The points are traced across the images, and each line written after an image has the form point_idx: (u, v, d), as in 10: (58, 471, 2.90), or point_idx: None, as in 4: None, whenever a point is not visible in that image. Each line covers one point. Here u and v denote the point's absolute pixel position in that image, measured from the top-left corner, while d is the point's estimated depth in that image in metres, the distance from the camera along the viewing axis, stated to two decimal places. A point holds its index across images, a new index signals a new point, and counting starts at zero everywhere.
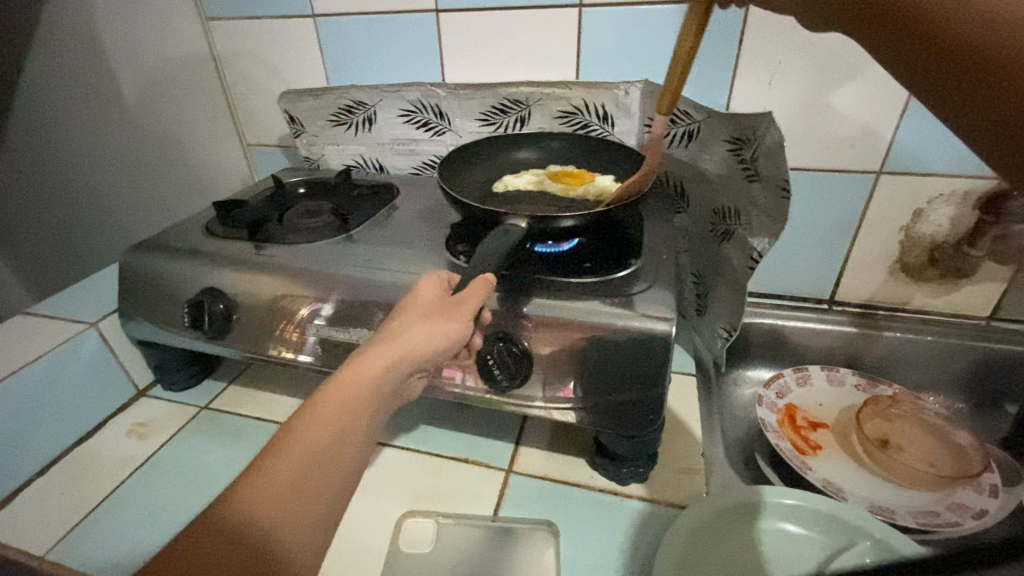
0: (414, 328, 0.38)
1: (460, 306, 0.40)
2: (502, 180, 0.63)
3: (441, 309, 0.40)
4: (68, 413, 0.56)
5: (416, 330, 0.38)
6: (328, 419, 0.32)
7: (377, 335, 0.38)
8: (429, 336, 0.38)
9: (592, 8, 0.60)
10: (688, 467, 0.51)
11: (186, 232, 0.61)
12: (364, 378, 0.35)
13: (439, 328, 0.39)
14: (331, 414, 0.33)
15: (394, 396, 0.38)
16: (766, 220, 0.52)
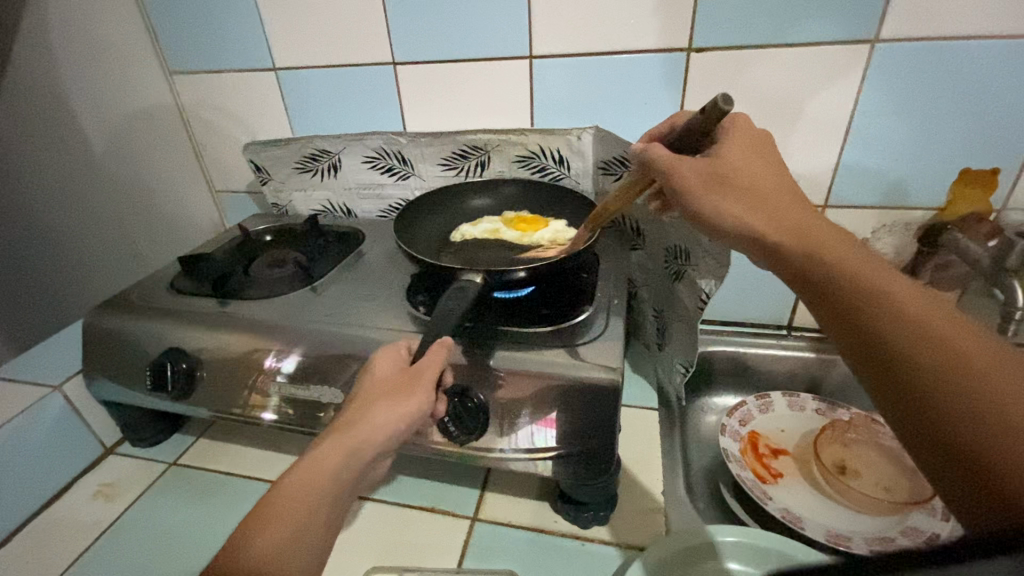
0: (375, 408, 0.40)
1: (419, 380, 0.42)
2: (460, 230, 0.68)
3: (402, 387, 0.41)
4: (32, 479, 0.56)
5: (377, 409, 0.40)
6: (316, 480, 0.36)
7: (338, 423, 0.40)
8: (392, 413, 0.40)
9: (541, 60, 0.63)
10: (648, 506, 0.53)
11: (151, 290, 0.62)
12: (330, 459, 0.37)
13: (402, 405, 0.40)
14: (318, 476, 0.36)
15: (363, 477, 0.39)
16: (712, 263, 0.54)
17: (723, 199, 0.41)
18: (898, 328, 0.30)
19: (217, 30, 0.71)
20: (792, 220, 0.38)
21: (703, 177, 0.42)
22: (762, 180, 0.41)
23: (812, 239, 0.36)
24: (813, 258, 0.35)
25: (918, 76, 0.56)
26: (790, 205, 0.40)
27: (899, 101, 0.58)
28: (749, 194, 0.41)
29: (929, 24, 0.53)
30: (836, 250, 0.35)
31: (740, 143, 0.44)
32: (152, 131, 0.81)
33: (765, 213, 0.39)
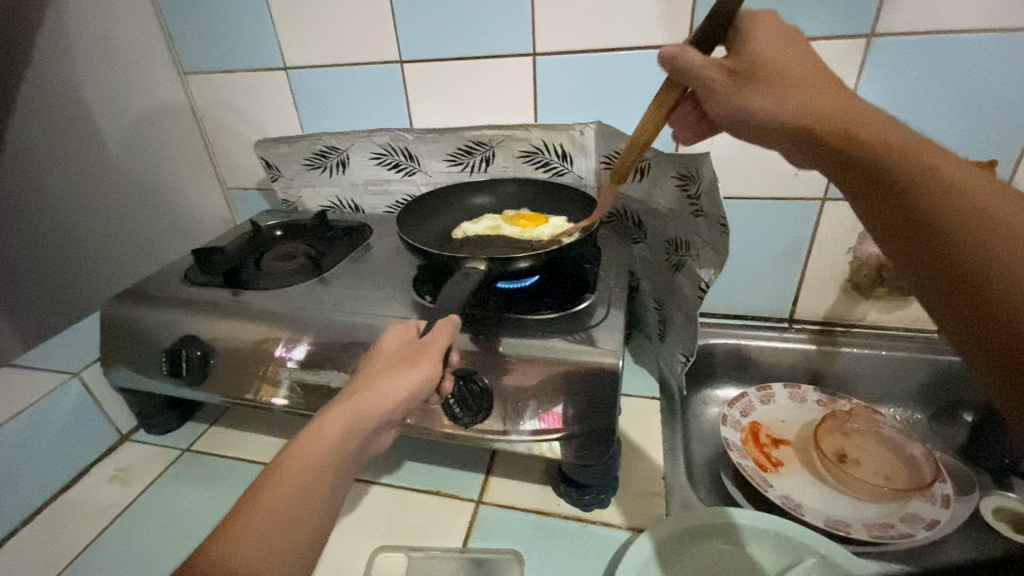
0: (384, 378, 0.41)
1: (427, 351, 0.43)
2: (460, 228, 0.68)
3: (409, 358, 0.42)
4: (52, 462, 0.58)
5: (384, 379, 0.40)
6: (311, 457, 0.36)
7: (344, 392, 0.40)
8: (399, 383, 0.40)
9: (544, 57, 0.65)
10: (648, 490, 0.54)
11: (166, 281, 0.64)
12: (328, 435, 0.37)
13: (409, 374, 0.41)
14: (312, 454, 0.36)
15: (366, 447, 0.40)
16: (711, 252, 0.56)
17: (751, 91, 0.39)
18: (945, 201, 0.29)
19: (230, 30, 0.73)
20: (827, 100, 0.35)
21: (729, 77, 0.40)
22: (795, 65, 0.38)
23: (851, 116, 0.34)
24: (850, 136, 0.33)
25: (914, 69, 0.57)
26: (826, 86, 0.36)
27: (896, 94, 0.59)
28: (781, 81, 0.38)
29: (923, 18, 0.55)
30: (871, 125, 0.33)
31: (769, 29, 0.40)
32: None
33: (798, 98, 0.36)
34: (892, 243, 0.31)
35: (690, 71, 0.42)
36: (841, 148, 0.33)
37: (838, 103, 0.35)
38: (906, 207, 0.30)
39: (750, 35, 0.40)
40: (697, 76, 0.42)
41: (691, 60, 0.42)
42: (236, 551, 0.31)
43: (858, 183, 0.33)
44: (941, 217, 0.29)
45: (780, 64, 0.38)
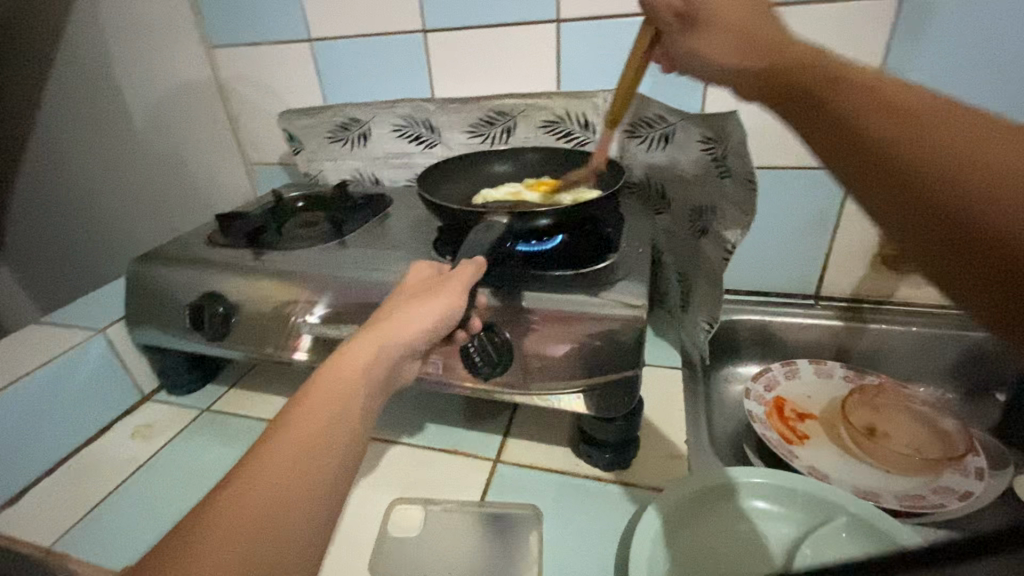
0: (408, 308, 0.42)
1: (452, 282, 0.43)
2: (482, 194, 0.67)
3: (433, 290, 0.43)
4: (76, 416, 0.59)
5: (409, 308, 0.41)
6: (336, 389, 0.36)
7: (370, 322, 0.41)
8: (424, 311, 0.41)
9: (567, 23, 0.64)
10: (671, 454, 0.52)
11: (191, 242, 0.65)
12: (353, 363, 0.37)
13: (434, 303, 0.42)
14: (336, 387, 0.36)
15: (390, 379, 0.40)
16: (739, 213, 0.55)
17: (702, 38, 0.40)
18: (870, 111, 0.27)
19: (255, 2, 0.74)
20: (767, 41, 0.36)
21: (681, 21, 0.43)
22: (737, 10, 0.39)
23: (783, 51, 0.34)
24: (783, 70, 0.33)
25: (952, 26, 0.55)
26: (765, 28, 0.37)
27: (933, 54, 0.56)
28: (725, 28, 0.39)
29: None
30: (802, 55, 0.33)
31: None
32: (192, 104, 0.85)
33: (749, 45, 0.37)
34: (835, 165, 0.28)
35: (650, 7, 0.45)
36: (778, 79, 0.33)
37: (776, 42, 0.35)
38: (837, 122, 0.28)
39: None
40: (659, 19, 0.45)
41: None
42: (265, 471, 0.31)
43: (795, 111, 0.31)
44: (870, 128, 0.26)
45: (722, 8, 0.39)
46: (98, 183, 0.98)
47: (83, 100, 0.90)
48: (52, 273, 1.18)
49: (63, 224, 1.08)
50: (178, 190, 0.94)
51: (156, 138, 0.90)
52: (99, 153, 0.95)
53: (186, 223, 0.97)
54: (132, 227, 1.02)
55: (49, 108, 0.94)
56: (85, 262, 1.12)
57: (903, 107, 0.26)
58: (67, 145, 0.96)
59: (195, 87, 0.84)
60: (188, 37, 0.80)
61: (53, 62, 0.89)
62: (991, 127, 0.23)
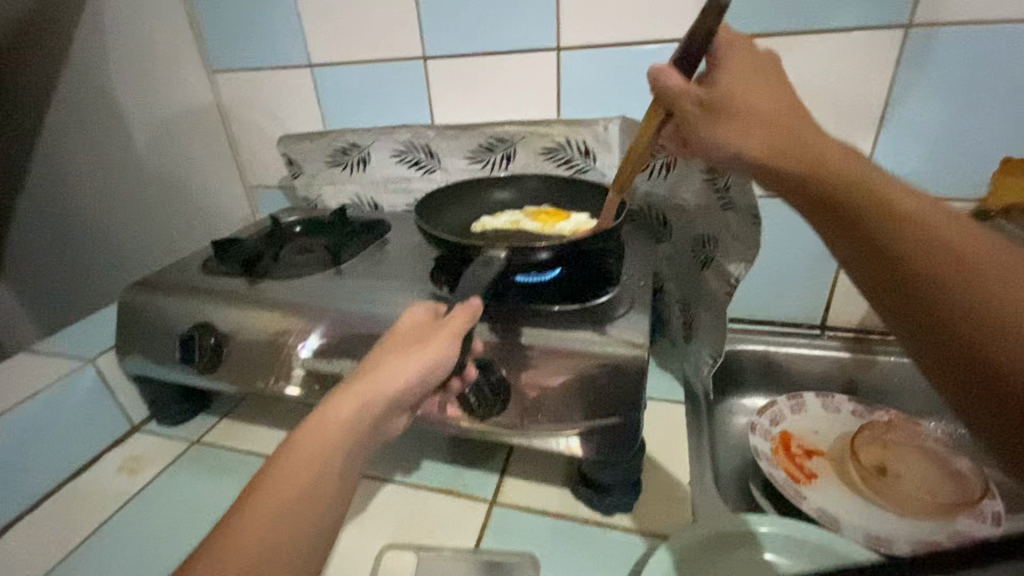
0: (395, 358, 0.40)
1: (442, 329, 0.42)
2: (481, 222, 0.66)
3: (422, 339, 0.41)
4: (63, 449, 0.57)
5: (395, 359, 0.40)
6: (314, 451, 0.35)
7: (356, 373, 0.41)
8: (410, 362, 0.40)
9: (568, 51, 0.64)
10: (674, 496, 0.51)
11: (185, 270, 0.64)
12: (334, 421, 0.37)
13: (421, 353, 0.40)
14: (315, 448, 0.35)
15: (375, 432, 0.39)
16: (741, 247, 0.54)
17: (721, 125, 0.39)
18: (906, 233, 0.30)
19: (257, 28, 0.74)
20: (788, 132, 0.36)
21: (703, 110, 0.41)
22: (759, 97, 0.39)
23: (805, 146, 0.35)
24: (808, 169, 0.34)
25: (955, 62, 0.54)
26: (789, 117, 0.38)
27: (940, 85, 0.56)
28: (747, 111, 0.39)
29: (964, 7, 0.52)
30: (825, 154, 0.35)
31: (740, 62, 0.42)
32: (192, 127, 0.85)
33: (768, 136, 0.37)
34: (861, 275, 0.32)
35: (669, 93, 0.42)
36: (805, 180, 0.34)
37: (794, 133, 0.37)
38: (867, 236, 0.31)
39: (721, 69, 0.42)
40: (678, 104, 0.43)
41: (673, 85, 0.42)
42: (234, 544, 0.31)
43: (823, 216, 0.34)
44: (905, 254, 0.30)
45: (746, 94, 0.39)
46: (98, 204, 0.98)
47: (84, 123, 0.90)
48: (49, 293, 1.18)
49: (62, 245, 1.08)
50: (177, 213, 0.94)
51: (156, 161, 0.89)
52: (99, 175, 0.95)
53: (185, 246, 0.96)
54: (131, 249, 1.01)
55: (50, 129, 0.94)
56: (83, 283, 1.11)
57: (936, 238, 0.29)
58: (67, 166, 0.96)
59: (195, 111, 0.83)
60: (189, 61, 0.80)
61: (54, 84, 0.89)
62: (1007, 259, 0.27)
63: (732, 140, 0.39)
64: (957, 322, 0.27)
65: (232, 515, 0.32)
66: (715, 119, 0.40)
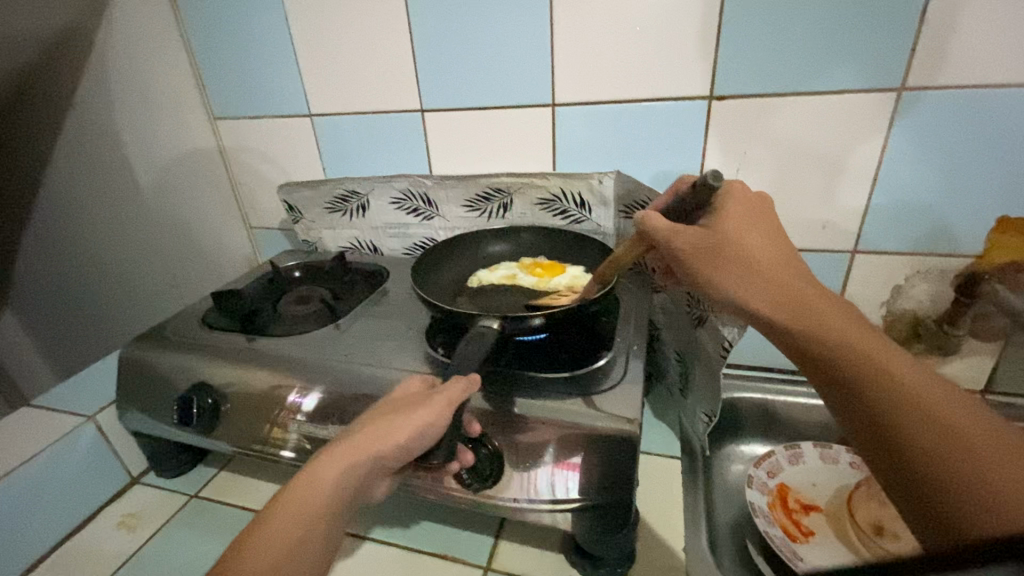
0: (386, 421, 0.41)
1: (437, 395, 0.42)
2: (477, 276, 0.68)
3: (416, 404, 0.42)
4: (62, 507, 0.58)
5: (382, 424, 0.41)
6: (299, 509, 0.38)
7: (347, 433, 0.42)
8: (396, 429, 0.41)
9: (563, 107, 0.66)
10: (666, 563, 0.51)
11: (184, 324, 0.65)
12: (320, 481, 0.39)
13: (407, 420, 0.41)
14: (299, 507, 0.38)
15: (360, 492, 0.41)
16: (733, 310, 0.53)
17: (718, 271, 0.44)
18: (908, 419, 0.34)
19: (259, 79, 0.76)
20: (791, 295, 0.41)
21: (691, 256, 0.45)
22: (759, 250, 0.44)
23: (806, 311, 0.40)
24: (816, 339, 0.39)
25: (950, 124, 0.55)
26: (788, 278, 0.43)
27: (929, 146, 0.56)
28: (747, 263, 0.43)
29: (955, 71, 0.53)
30: (827, 323, 0.39)
31: (737, 208, 0.46)
32: (194, 171, 0.87)
33: (766, 289, 0.42)
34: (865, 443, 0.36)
35: (656, 234, 0.47)
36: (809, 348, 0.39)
37: (795, 297, 0.41)
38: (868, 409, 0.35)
39: (722, 215, 0.46)
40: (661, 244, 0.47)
41: (659, 227, 0.46)
42: None
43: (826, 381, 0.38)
44: (904, 431, 0.33)
45: (747, 246, 0.44)
46: (103, 243, 1.00)
47: (89, 167, 0.92)
48: (56, 326, 1.20)
49: (69, 281, 1.10)
50: (180, 253, 0.95)
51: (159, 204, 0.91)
52: (103, 215, 0.96)
53: (189, 284, 0.98)
54: (135, 286, 1.03)
55: (55, 170, 0.95)
56: (89, 317, 1.13)
57: (932, 417, 0.33)
58: (73, 206, 0.98)
59: (197, 155, 0.85)
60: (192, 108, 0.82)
61: (59, 129, 0.90)
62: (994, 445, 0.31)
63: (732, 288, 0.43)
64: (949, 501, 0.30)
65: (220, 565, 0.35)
66: (710, 266, 0.44)
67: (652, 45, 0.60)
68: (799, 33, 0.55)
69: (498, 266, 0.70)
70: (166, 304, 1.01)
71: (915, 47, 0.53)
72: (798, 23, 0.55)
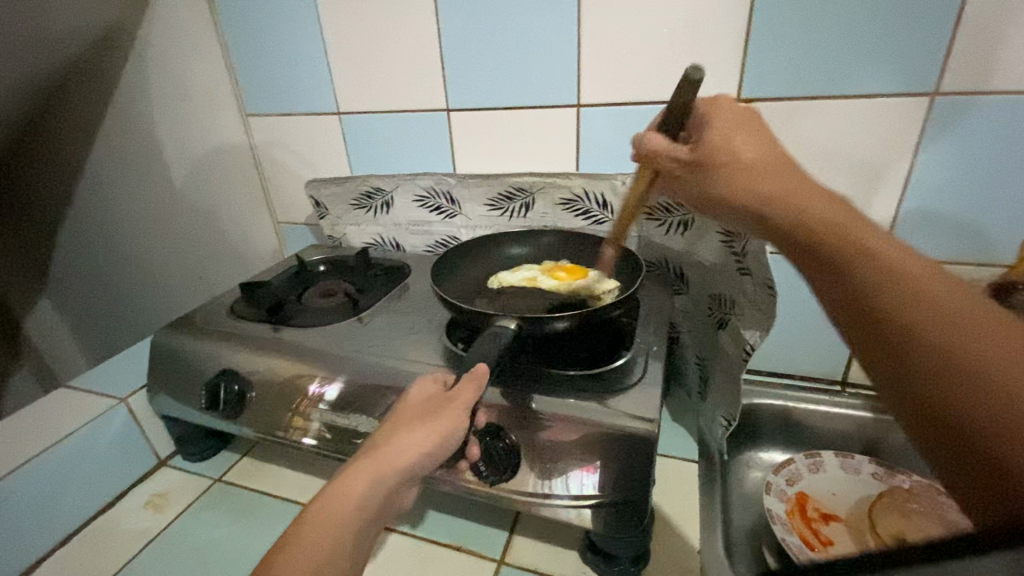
0: (407, 430, 0.42)
1: (454, 401, 0.43)
2: (498, 277, 0.69)
3: (435, 410, 0.43)
4: (93, 486, 0.61)
5: (408, 431, 0.41)
6: (332, 520, 0.37)
7: (371, 445, 0.42)
8: (422, 434, 0.41)
9: (587, 108, 0.66)
10: (682, 566, 0.50)
11: (212, 313, 0.67)
12: (350, 493, 0.38)
13: (432, 424, 0.42)
14: (334, 517, 0.37)
15: (388, 505, 0.40)
16: (757, 314, 0.54)
17: (714, 181, 0.45)
18: (897, 295, 0.32)
19: (290, 76, 0.78)
20: (787, 189, 0.41)
21: (687, 166, 0.47)
22: (751, 152, 0.44)
23: (803, 204, 0.40)
24: (802, 223, 0.39)
25: (986, 129, 0.54)
26: (787, 180, 0.42)
27: (960, 153, 0.55)
28: (737, 167, 0.44)
29: (991, 77, 0.52)
30: (828, 219, 0.38)
31: (723, 115, 0.47)
32: (224, 166, 0.89)
33: (758, 188, 0.42)
34: (859, 336, 0.34)
35: (657, 154, 0.48)
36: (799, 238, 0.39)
37: (791, 195, 0.41)
38: (852, 293, 0.35)
39: (710, 126, 0.47)
40: (662, 163, 0.49)
41: (657, 144, 0.48)
42: None
43: (818, 270, 0.38)
44: (890, 309, 0.32)
45: (737, 152, 0.44)
46: (136, 233, 1.04)
47: (125, 160, 0.96)
48: (90, 316, 1.24)
49: (103, 271, 1.14)
50: (209, 245, 0.98)
51: (190, 197, 0.94)
52: (137, 207, 1.00)
53: (217, 276, 1.01)
54: (166, 277, 1.06)
55: (93, 162, 0.99)
56: (122, 307, 1.18)
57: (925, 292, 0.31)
58: (109, 198, 1.02)
59: (227, 150, 0.87)
60: (224, 104, 0.84)
61: (99, 123, 0.94)
62: (984, 321, 0.28)
63: (729, 192, 0.44)
64: (937, 380, 0.28)
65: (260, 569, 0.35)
66: (697, 174, 0.47)
67: (679, 47, 0.60)
68: (833, 35, 0.55)
69: (521, 268, 0.70)
70: (195, 295, 1.05)
71: (950, 51, 0.52)
72: (832, 26, 0.54)
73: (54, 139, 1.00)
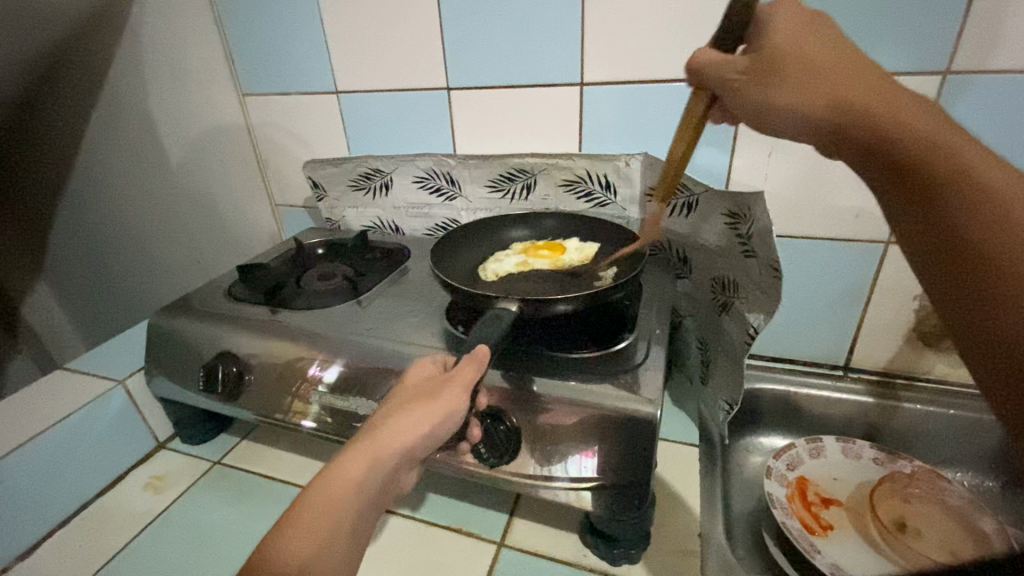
0: (406, 413, 0.41)
1: (453, 382, 0.42)
2: (490, 270, 0.66)
3: (435, 391, 0.42)
4: (92, 468, 0.61)
5: (407, 412, 0.41)
6: (332, 504, 0.37)
7: (368, 427, 0.41)
8: (421, 416, 0.41)
9: (590, 87, 0.65)
10: (682, 549, 0.50)
11: (209, 296, 0.66)
12: (348, 475, 0.38)
13: (430, 406, 0.41)
14: (333, 500, 0.37)
15: (387, 488, 0.40)
16: (762, 296, 0.53)
17: (774, 88, 0.37)
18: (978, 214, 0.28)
19: (286, 54, 0.76)
20: (859, 88, 0.33)
21: (748, 75, 0.38)
22: (820, 50, 0.35)
23: (904, 121, 0.31)
24: (879, 129, 0.32)
25: (998, 108, 0.52)
26: (860, 79, 0.34)
27: (970, 133, 0.54)
28: (805, 70, 0.35)
29: (1006, 54, 0.50)
30: (908, 118, 0.31)
31: (788, 18, 0.37)
32: (219, 147, 0.87)
33: (826, 91, 0.34)
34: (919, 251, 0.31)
35: (711, 70, 0.40)
36: (893, 157, 0.31)
37: (870, 99, 0.33)
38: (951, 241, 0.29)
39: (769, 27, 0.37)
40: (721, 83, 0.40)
41: (712, 62, 0.40)
42: None
43: (887, 184, 0.32)
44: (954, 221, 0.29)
45: (806, 53, 0.35)
46: (133, 216, 1.03)
47: (120, 141, 0.94)
48: (88, 300, 1.24)
49: (100, 255, 1.13)
50: (206, 228, 0.97)
51: (186, 178, 0.93)
52: (133, 189, 0.99)
53: (215, 259, 1.00)
54: (164, 260, 1.06)
55: (88, 143, 0.98)
56: (120, 291, 1.17)
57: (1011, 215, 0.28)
58: (105, 179, 1.00)
59: (223, 131, 0.86)
60: (220, 83, 0.82)
61: (94, 103, 0.92)
62: None
63: (792, 101, 0.36)
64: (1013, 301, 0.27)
65: (258, 551, 0.35)
66: (756, 82, 0.38)
67: (685, 23, 0.58)
68: (845, 10, 0.53)
69: (500, 255, 0.69)
70: (194, 278, 1.04)
71: (964, 27, 0.50)
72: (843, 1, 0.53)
73: (47, 119, 0.99)
